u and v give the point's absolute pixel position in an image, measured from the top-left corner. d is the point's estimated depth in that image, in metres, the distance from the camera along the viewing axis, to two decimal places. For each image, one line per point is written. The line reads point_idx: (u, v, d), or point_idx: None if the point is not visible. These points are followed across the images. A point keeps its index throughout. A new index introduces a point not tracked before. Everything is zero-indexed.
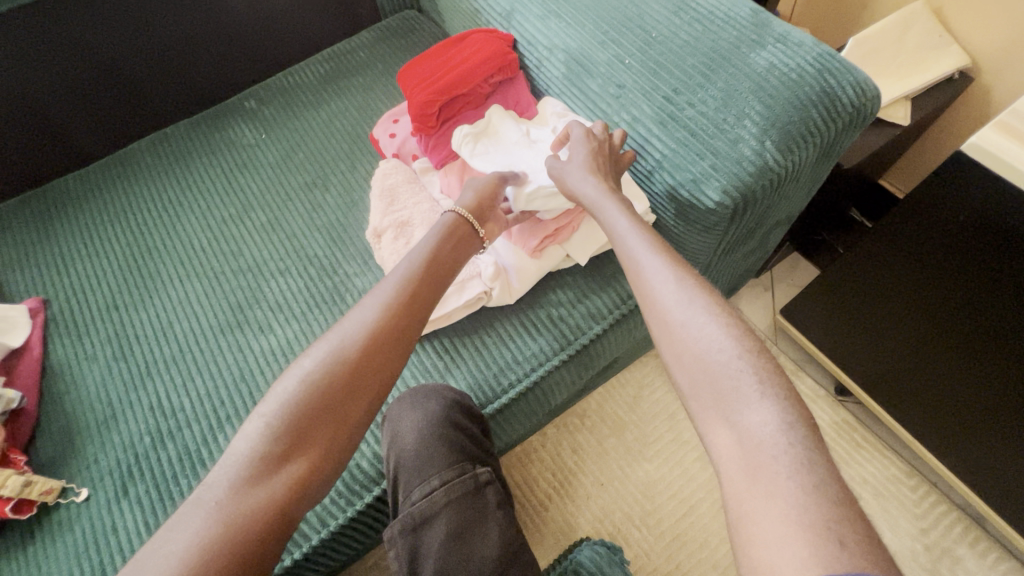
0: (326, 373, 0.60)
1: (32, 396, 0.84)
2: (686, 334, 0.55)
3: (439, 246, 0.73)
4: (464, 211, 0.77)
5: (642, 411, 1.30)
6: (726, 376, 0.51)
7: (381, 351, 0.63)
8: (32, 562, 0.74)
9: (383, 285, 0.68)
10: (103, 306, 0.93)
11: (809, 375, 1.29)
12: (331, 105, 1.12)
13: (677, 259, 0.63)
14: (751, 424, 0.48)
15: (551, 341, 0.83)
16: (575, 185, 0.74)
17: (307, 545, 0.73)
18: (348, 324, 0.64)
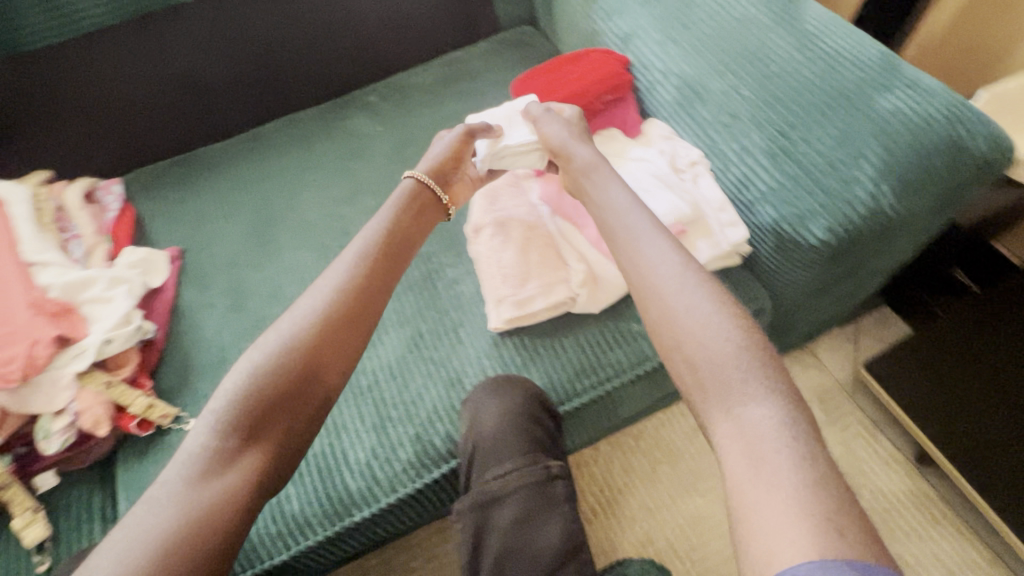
0: (288, 348, 0.63)
1: (162, 331, 0.96)
2: (689, 324, 0.59)
3: (390, 230, 0.76)
4: (422, 177, 0.86)
5: (700, 444, 1.28)
6: (726, 367, 0.55)
7: (345, 317, 0.66)
8: (146, 475, 0.85)
9: (336, 267, 0.71)
10: (226, 262, 1.04)
11: (885, 437, 1.23)
12: (444, 106, 1.20)
13: (677, 252, 0.66)
14: (751, 417, 0.51)
15: (630, 355, 0.84)
16: (557, 135, 0.88)
17: (378, 506, 0.78)
18: (298, 308, 0.66)
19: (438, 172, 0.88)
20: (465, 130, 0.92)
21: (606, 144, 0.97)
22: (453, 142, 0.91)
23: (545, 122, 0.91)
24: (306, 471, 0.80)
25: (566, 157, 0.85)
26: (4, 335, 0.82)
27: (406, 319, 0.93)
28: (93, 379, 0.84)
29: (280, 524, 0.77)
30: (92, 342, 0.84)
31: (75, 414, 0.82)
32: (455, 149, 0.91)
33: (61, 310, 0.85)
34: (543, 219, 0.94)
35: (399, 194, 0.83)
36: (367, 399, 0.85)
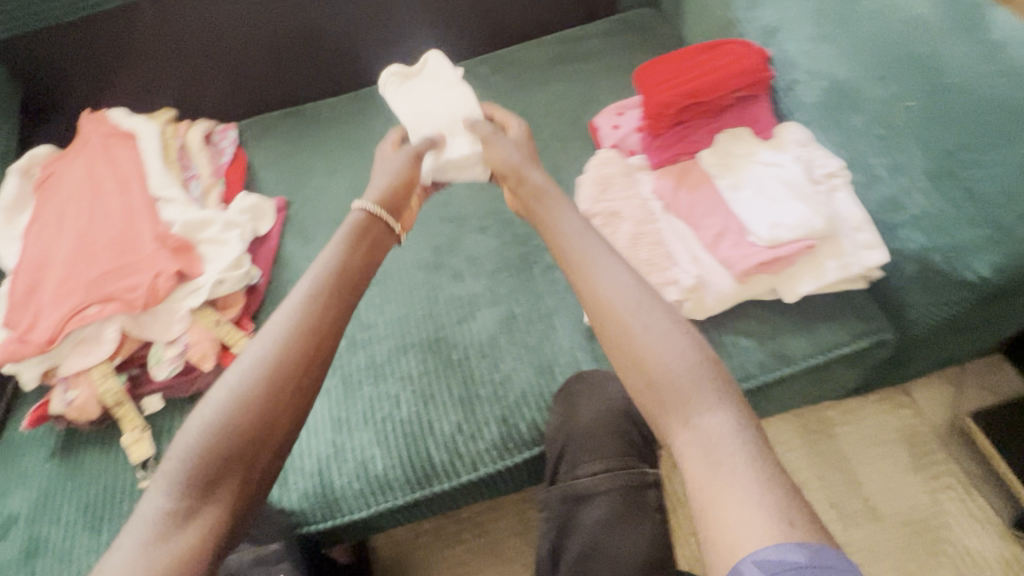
0: (238, 399, 0.60)
1: (265, 277, 0.99)
2: (645, 342, 0.62)
3: (341, 268, 0.73)
4: (373, 207, 0.82)
5: None
6: (680, 378, 0.59)
7: (296, 358, 0.63)
8: None
9: (282, 311, 0.67)
10: (329, 218, 1.06)
11: (981, 494, 1.14)
12: (555, 85, 1.16)
13: (634, 288, 0.67)
14: (706, 426, 0.55)
15: (734, 369, 0.80)
16: (508, 161, 0.87)
17: (458, 481, 0.79)
18: (243, 360, 0.63)
19: (391, 199, 0.85)
20: (405, 153, 0.91)
21: (733, 143, 0.92)
22: (399, 161, 0.90)
23: (493, 138, 0.91)
24: (393, 436, 0.81)
25: (545, 198, 0.82)
26: (132, 264, 0.88)
27: (500, 298, 0.92)
28: (205, 315, 0.88)
29: (364, 483, 0.79)
30: (208, 280, 0.89)
31: (186, 345, 0.86)
32: (404, 169, 0.89)
33: (181, 246, 0.90)
34: (655, 215, 0.90)
35: (345, 230, 0.79)
36: (456, 374, 0.86)
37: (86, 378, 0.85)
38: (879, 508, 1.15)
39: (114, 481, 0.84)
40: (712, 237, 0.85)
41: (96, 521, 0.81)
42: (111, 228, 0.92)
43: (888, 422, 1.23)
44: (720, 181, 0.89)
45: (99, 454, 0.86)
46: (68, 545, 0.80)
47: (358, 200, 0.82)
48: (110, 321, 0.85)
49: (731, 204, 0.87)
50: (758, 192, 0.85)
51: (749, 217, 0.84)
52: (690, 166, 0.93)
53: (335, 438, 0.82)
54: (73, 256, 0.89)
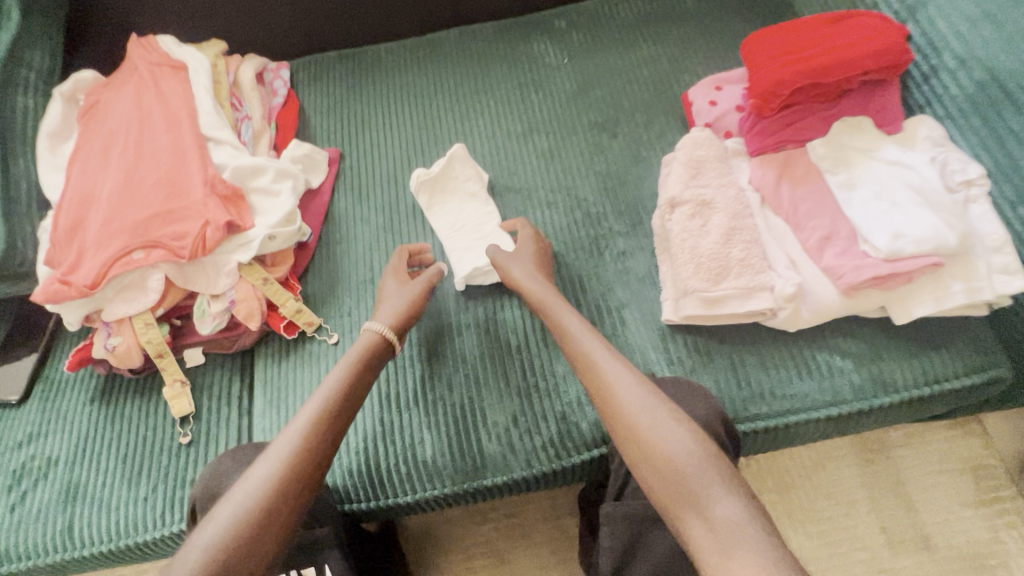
0: (235, 530, 0.55)
1: (316, 234, 0.93)
2: (657, 441, 0.59)
3: (352, 379, 0.69)
4: (390, 333, 0.74)
5: (818, 481, 1.14)
6: (694, 476, 0.56)
7: (298, 484, 0.59)
8: (283, 376, 0.84)
9: (286, 433, 0.63)
10: (385, 177, 0.98)
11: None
12: (642, 49, 1.04)
13: (647, 394, 0.63)
14: (721, 513, 0.52)
15: (825, 391, 0.72)
16: (536, 289, 0.77)
17: (508, 477, 0.74)
18: (239, 490, 0.58)
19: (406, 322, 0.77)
20: (424, 280, 0.81)
21: (850, 135, 0.80)
22: (413, 290, 0.80)
23: (508, 258, 0.81)
24: (444, 421, 0.76)
25: (550, 306, 0.75)
26: (180, 209, 0.83)
27: (566, 284, 0.85)
28: (253, 271, 0.83)
29: (411, 467, 0.75)
30: (258, 234, 0.83)
31: (232, 302, 0.81)
32: (419, 288, 0.80)
33: (231, 195, 0.85)
34: (751, 208, 0.81)
35: (356, 350, 0.72)
36: (515, 362, 0.80)
37: (130, 326, 0.81)
38: (933, 538, 1.08)
39: (152, 433, 0.82)
40: (816, 242, 0.75)
41: (133, 473, 0.79)
42: (159, 169, 0.87)
43: (953, 450, 1.15)
44: (831, 178, 0.78)
45: (138, 403, 0.84)
46: (105, 493, 0.78)
47: (369, 324, 0.75)
48: (156, 268, 0.81)
49: (842, 205, 0.76)
50: (878, 194, 0.75)
51: (863, 223, 0.74)
52: (795, 157, 0.82)
53: (382, 416, 0.77)
54: (120, 195, 0.85)
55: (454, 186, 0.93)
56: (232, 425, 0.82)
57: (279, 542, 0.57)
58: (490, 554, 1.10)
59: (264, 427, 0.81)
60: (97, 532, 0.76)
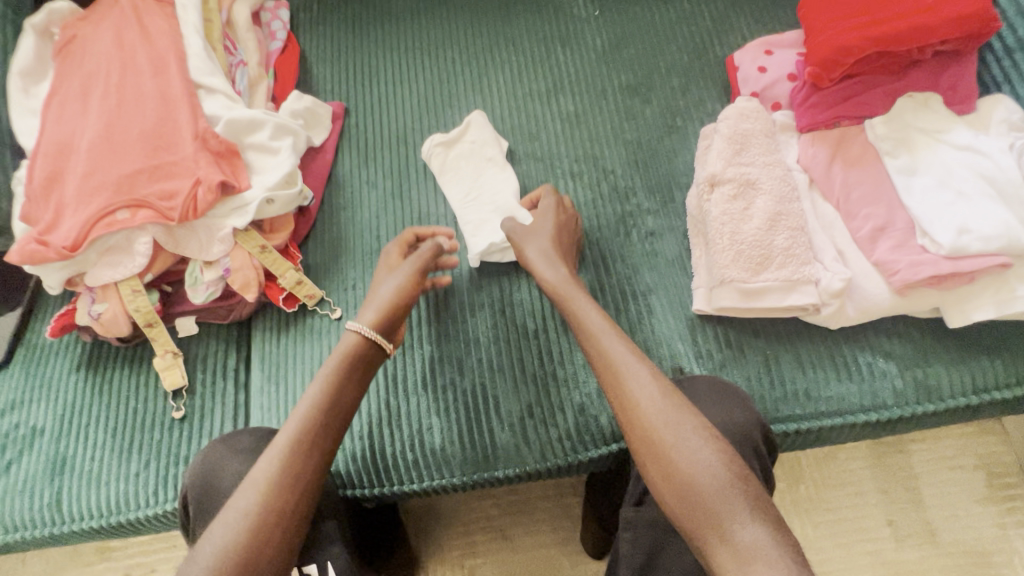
0: (222, 562, 0.50)
1: (318, 198, 0.86)
2: (679, 463, 0.54)
3: (338, 387, 0.62)
4: (370, 330, 0.66)
5: (827, 472, 1.10)
6: (720, 501, 0.51)
7: (285, 506, 0.54)
8: (282, 351, 0.78)
9: (267, 456, 0.57)
10: (395, 136, 0.90)
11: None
12: (683, 3, 0.94)
13: (669, 411, 0.57)
14: (744, 541, 0.49)
15: (865, 394, 0.67)
16: (555, 279, 0.70)
17: (521, 469, 0.70)
18: (224, 519, 0.53)
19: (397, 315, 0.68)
20: (415, 262, 0.72)
21: (916, 112, 0.72)
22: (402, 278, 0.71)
23: (524, 235, 0.74)
24: (455, 407, 0.72)
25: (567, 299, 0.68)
26: (169, 165, 0.76)
27: (589, 264, 0.78)
28: (249, 238, 0.76)
29: (418, 454, 0.70)
30: (255, 198, 0.76)
31: (227, 270, 0.75)
32: (412, 273, 0.71)
33: (225, 151, 0.77)
34: (798, 190, 0.74)
35: (337, 355, 0.65)
36: (532, 346, 0.74)
37: (115, 292, 0.74)
38: (939, 534, 1.05)
39: (143, 406, 0.77)
40: (868, 232, 0.69)
41: (124, 447, 0.75)
42: (145, 118, 0.78)
43: (968, 446, 1.11)
44: (890, 161, 0.71)
45: (128, 374, 0.79)
46: (95, 467, 0.74)
47: (351, 323, 0.66)
48: (143, 230, 0.74)
49: (900, 192, 0.69)
50: (942, 182, 0.68)
51: (922, 213, 0.67)
52: (851, 135, 0.74)
53: (390, 399, 0.73)
54: (102, 146, 0.77)
55: (465, 152, 0.85)
56: (228, 400, 0.77)
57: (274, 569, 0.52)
58: (492, 528, 1.04)
59: (262, 404, 0.76)
60: (87, 508, 0.73)
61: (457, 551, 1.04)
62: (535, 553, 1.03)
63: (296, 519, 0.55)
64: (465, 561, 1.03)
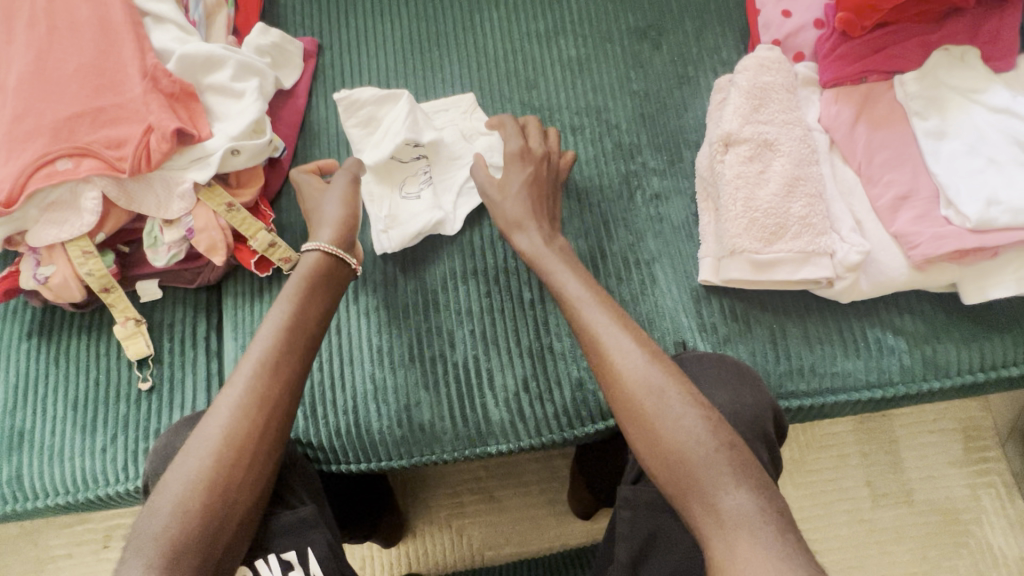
0: (190, 491, 0.50)
1: (290, 149, 0.77)
2: (664, 430, 0.51)
3: (302, 314, 0.59)
4: (332, 247, 0.63)
5: (811, 434, 1.01)
6: (700, 464, 0.49)
7: (253, 433, 0.53)
8: (256, 318, 0.72)
9: (232, 383, 0.55)
10: (374, 79, 0.80)
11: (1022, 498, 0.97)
12: None
13: (649, 377, 0.54)
14: (727, 507, 0.46)
15: (871, 370, 0.65)
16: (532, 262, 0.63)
17: (515, 444, 0.68)
18: (193, 447, 0.52)
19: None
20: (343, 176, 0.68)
21: (950, 69, 0.66)
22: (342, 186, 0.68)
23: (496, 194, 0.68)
24: (446, 381, 0.68)
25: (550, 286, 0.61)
26: (115, 108, 0.66)
27: (589, 229, 0.72)
28: (212, 194, 0.68)
29: (406, 430, 0.67)
30: (217, 148, 0.67)
31: (191, 230, 0.67)
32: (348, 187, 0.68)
33: (179, 93, 0.68)
34: (818, 153, 0.68)
35: (298, 274, 0.61)
36: (529, 318, 0.70)
37: (63, 252, 0.67)
38: (914, 493, 0.98)
39: (105, 376, 0.71)
40: (889, 201, 0.64)
41: (86, 420, 0.70)
42: (81, 52, 0.68)
43: (951, 409, 1.02)
44: (919, 122, 0.65)
45: (87, 341, 0.72)
46: (55, 441, 0.69)
47: (313, 243, 0.63)
48: (88, 183, 0.65)
49: (927, 157, 0.64)
50: (973, 147, 0.63)
51: (950, 181, 0.62)
52: (879, 92, 0.68)
53: (376, 372, 0.68)
54: (38, 84, 0.67)
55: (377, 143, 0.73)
56: (199, 370, 0.72)
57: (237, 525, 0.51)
58: (480, 490, 0.99)
59: None
60: (52, 484, 0.68)
61: (444, 512, 0.99)
62: (526, 515, 0.98)
63: (265, 448, 0.53)
64: (453, 522, 0.98)
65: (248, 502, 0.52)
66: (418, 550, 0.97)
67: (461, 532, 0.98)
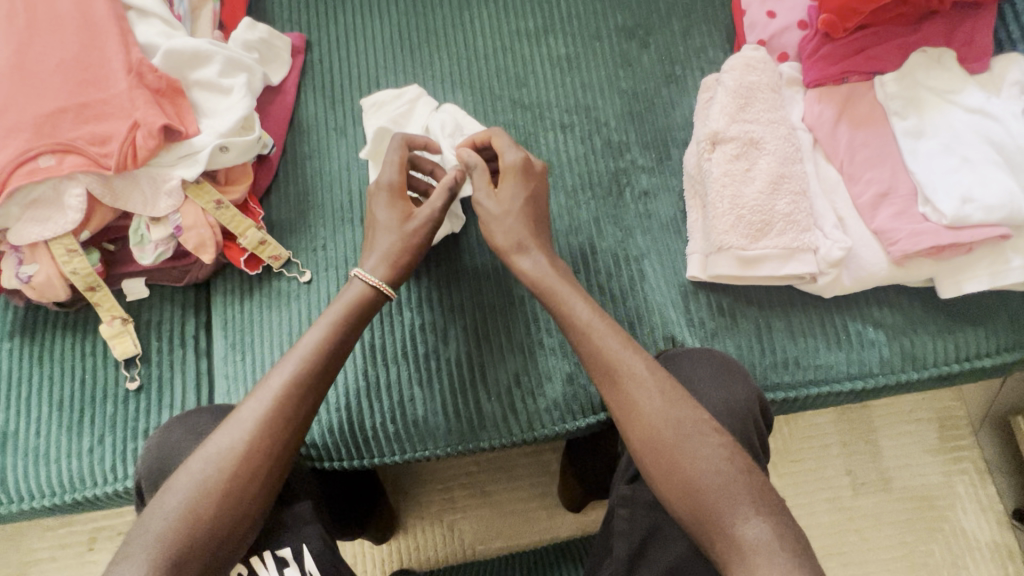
0: (201, 497, 0.50)
1: (279, 146, 0.76)
2: (684, 460, 0.53)
3: (340, 338, 0.59)
4: (387, 287, 0.63)
5: (795, 426, 1.04)
6: (716, 494, 0.51)
7: (275, 449, 0.53)
8: (246, 317, 0.72)
9: (258, 394, 0.55)
10: (363, 75, 0.80)
11: (993, 483, 1.01)
12: None
13: (662, 409, 0.55)
14: (748, 537, 0.48)
15: (852, 363, 0.67)
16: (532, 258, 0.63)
17: (508, 439, 0.68)
18: (206, 447, 0.53)
19: (396, 262, 0.64)
20: (421, 215, 0.64)
21: (928, 70, 0.68)
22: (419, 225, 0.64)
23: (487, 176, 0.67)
24: (438, 377, 0.68)
25: (549, 279, 0.62)
26: (99, 104, 0.65)
27: (580, 226, 0.73)
28: (201, 192, 0.68)
29: (400, 426, 0.67)
30: (205, 145, 0.66)
31: (179, 228, 0.66)
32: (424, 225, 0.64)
33: (165, 89, 0.67)
34: (801, 151, 0.70)
35: (344, 302, 0.61)
36: (519, 314, 0.70)
37: (46, 251, 0.65)
38: (892, 480, 1.02)
39: (91, 377, 0.70)
40: (870, 198, 0.66)
41: (72, 421, 0.69)
42: (63, 46, 0.67)
43: (927, 400, 1.05)
44: (898, 122, 0.67)
45: (72, 342, 0.71)
46: (40, 442, 0.68)
47: (358, 272, 0.63)
48: (73, 180, 0.64)
49: (905, 155, 0.66)
50: (949, 147, 0.65)
51: (927, 179, 0.64)
52: (860, 92, 0.69)
53: (369, 369, 0.68)
54: (18, 79, 0.65)
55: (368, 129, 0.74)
56: (188, 369, 0.71)
57: (248, 523, 0.51)
58: (471, 484, 1.00)
59: (226, 373, 0.70)
60: (37, 485, 0.67)
61: (436, 506, 0.99)
62: (516, 509, 0.99)
63: (269, 446, 0.53)
64: (444, 516, 0.99)
65: (258, 513, 0.52)
66: (410, 546, 0.98)
67: (453, 527, 0.98)
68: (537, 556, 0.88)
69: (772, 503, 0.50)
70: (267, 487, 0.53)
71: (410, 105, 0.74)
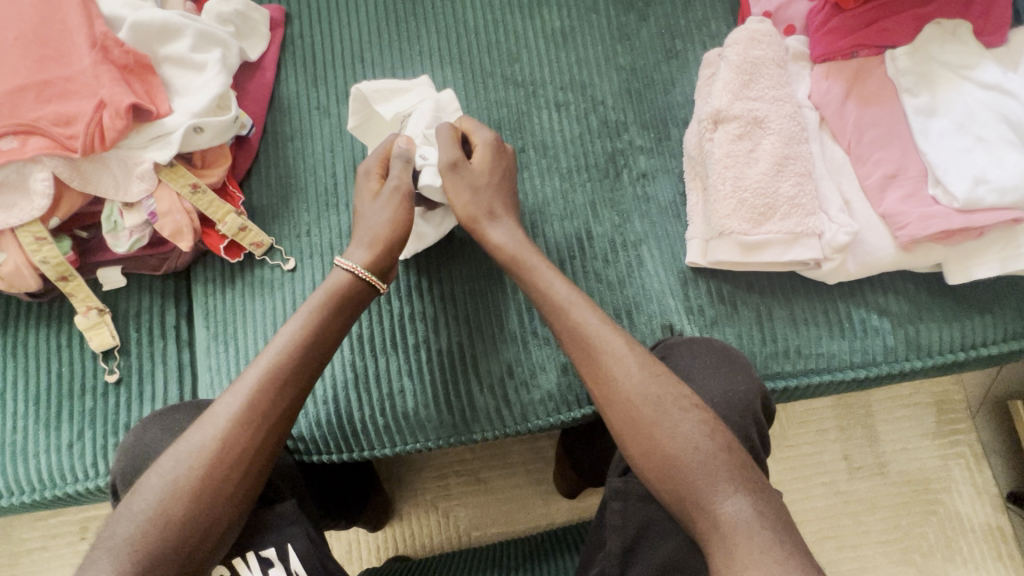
0: (171, 499, 0.48)
1: (259, 127, 0.73)
2: (662, 439, 0.51)
3: (321, 333, 0.57)
4: (364, 271, 0.60)
5: (793, 411, 1.03)
6: (702, 475, 0.49)
7: (252, 448, 0.51)
8: (228, 306, 0.69)
9: (234, 391, 0.53)
10: (347, 50, 0.75)
11: (988, 466, 1.01)
12: None
13: (644, 387, 0.54)
14: (726, 514, 0.46)
15: (856, 351, 0.65)
16: (507, 241, 0.62)
17: (501, 431, 0.67)
18: (179, 447, 0.51)
19: (383, 250, 0.61)
20: (398, 195, 0.62)
21: (942, 44, 0.65)
22: (396, 203, 0.62)
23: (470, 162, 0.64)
24: (430, 368, 0.66)
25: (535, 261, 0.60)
26: (62, 82, 0.62)
27: (574, 210, 0.70)
28: (175, 175, 0.64)
29: (390, 418, 0.65)
30: (178, 125, 0.63)
31: (153, 214, 0.63)
32: (399, 200, 0.62)
33: (133, 64, 0.63)
34: (807, 130, 0.67)
35: (322, 293, 0.59)
36: (511, 302, 0.68)
37: (13, 239, 0.62)
38: (889, 465, 1.01)
39: (68, 370, 0.67)
40: (877, 180, 0.63)
41: (49, 416, 0.66)
42: (23, 20, 0.63)
43: (926, 384, 1.04)
44: (909, 99, 0.64)
45: (47, 334, 0.68)
46: (17, 438, 0.66)
47: (338, 260, 0.61)
48: (38, 163, 0.61)
49: (916, 134, 0.63)
50: (962, 125, 0.62)
51: (939, 160, 0.61)
52: (870, 67, 0.66)
53: (358, 361, 0.66)
54: None
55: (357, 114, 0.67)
56: (169, 360, 0.68)
57: (223, 524, 0.49)
58: (466, 472, 0.98)
59: (208, 365, 0.67)
60: (17, 482, 0.65)
61: (430, 494, 0.98)
62: (511, 496, 0.98)
63: (243, 442, 0.51)
64: (439, 504, 0.98)
65: (237, 513, 0.50)
66: (404, 532, 0.97)
67: (447, 513, 0.98)
68: (532, 543, 0.87)
69: (752, 481, 0.48)
70: (242, 486, 0.50)
71: (409, 87, 0.69)
